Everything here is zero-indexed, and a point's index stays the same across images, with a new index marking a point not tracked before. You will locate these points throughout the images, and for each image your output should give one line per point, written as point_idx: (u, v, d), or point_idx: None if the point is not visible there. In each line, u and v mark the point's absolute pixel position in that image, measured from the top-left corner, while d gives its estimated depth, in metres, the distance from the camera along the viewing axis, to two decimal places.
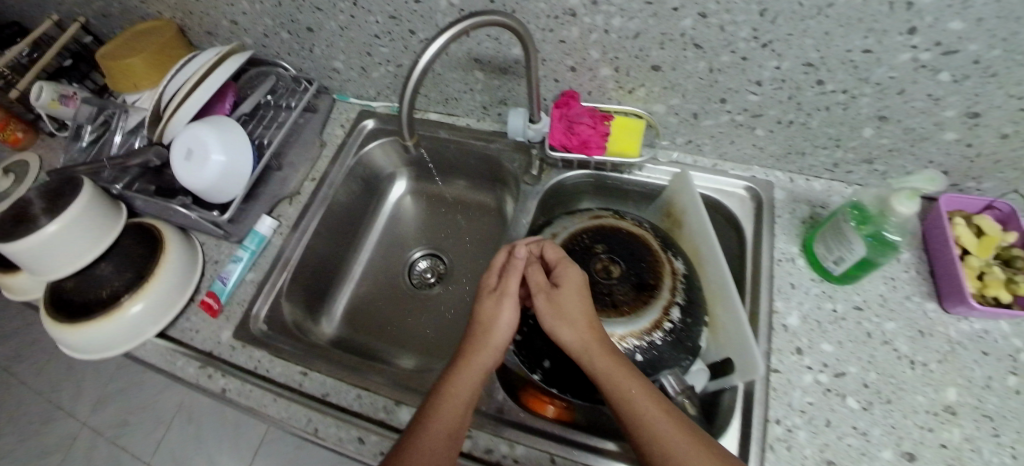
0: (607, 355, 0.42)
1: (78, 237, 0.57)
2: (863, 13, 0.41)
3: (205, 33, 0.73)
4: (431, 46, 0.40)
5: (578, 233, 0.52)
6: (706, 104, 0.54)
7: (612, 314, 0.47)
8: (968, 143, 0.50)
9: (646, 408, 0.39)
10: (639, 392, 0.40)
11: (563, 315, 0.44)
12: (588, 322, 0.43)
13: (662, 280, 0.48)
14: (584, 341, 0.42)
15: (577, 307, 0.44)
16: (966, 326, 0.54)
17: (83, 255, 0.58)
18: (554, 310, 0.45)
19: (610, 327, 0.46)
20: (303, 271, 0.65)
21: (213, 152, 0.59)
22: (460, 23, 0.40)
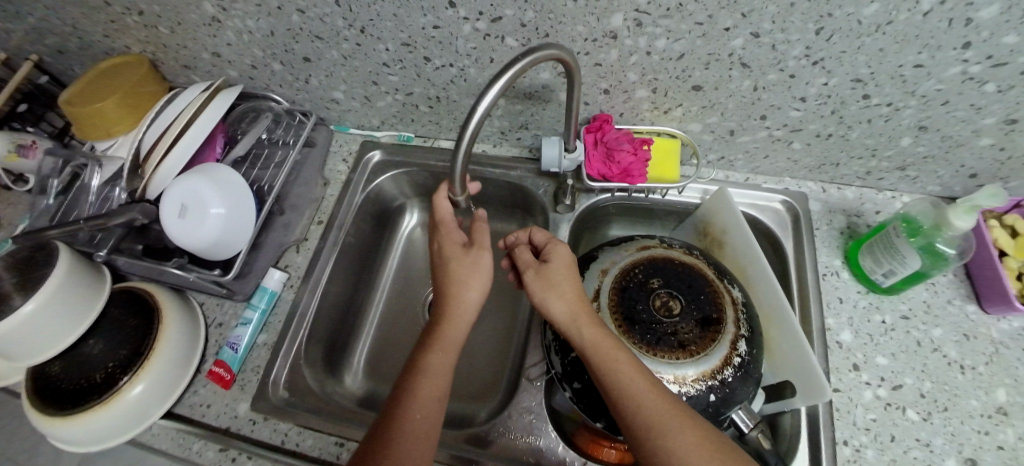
0: (594, 327, 0.44)
1: (62, 315, 0.50)
2: (920, 29, 0.42)
3: (181, 66, 0.66)
4: (487, 94, 0.38)
5: (630, 267, 0.50)
6: (745, 121, 0.53)
7: (681, 354, 0.44)
8: (1002, 148, 0.52)
9: (628, 375, 0.40)
10: (623, 360, 0.41)
11: (552, 286, 0.48)
12: (576, 294, 0.47)
13: (725, 313, 0.46)
14: (573, 311, 0.45)
15: (563, 282, 0.48)
16: (1006, 325, 0.55)
17: (67, 334, 0.51)
18: (545, 283, 0.49)
19: (681, 369, 0.44)
20: (319, 325, 0.59)
21: (210, 204, 0.53)
22: (517, 62, 0.37)
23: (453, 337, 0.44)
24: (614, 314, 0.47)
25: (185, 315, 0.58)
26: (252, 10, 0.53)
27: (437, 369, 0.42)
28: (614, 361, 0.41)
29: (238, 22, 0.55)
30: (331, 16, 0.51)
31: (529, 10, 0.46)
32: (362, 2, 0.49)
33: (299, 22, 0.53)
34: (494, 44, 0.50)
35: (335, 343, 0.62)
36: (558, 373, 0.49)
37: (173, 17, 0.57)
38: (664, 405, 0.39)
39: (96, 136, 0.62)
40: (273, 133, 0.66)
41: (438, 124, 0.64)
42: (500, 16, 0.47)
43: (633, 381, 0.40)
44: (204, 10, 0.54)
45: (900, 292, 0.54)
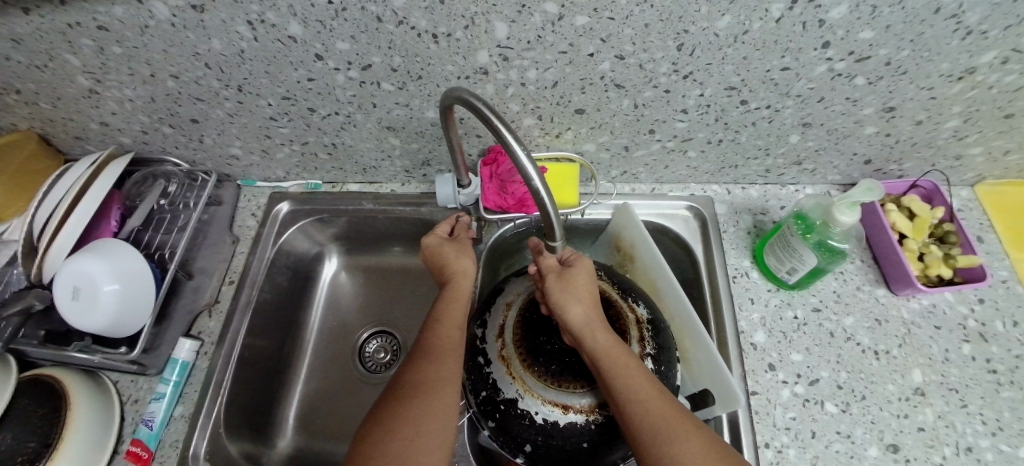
0: (607, 334, 0.43)
1: None
2: (778, 36, 0.42)
3: (73, 138, 0.63)
4: (512, 145, 0.36)
5: (533, 301, 0.49)
6: (636, 136, 0.55)
7: (586, 385, 0.43)
8: (887, 133, 0.54)
9: (636, 386, 0.39)
10: (629, 370, 0.40)
11: (572, 292, 0.45)
12: (592, 301, 0.45)
13: (629, 332, 0.47)
14: (589, 317, 0.44)
15: (583, 291, 0.46)
16: (916, 304, 0.56)
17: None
18: (564, 286, 0.45)
19: (586, 398, 0.43)
20: (240, 387, 0.58)
21: (102, 283, 0.51)
22: (478, 103, 0.37)
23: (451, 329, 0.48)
24: (516, 347, 0.45)
25: (96, 398, 0.55)
26: (127, 79, 0.51)
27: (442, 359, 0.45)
28: (622, 373, 0.39)
29: (116, 92, 0.53)
30: (205, 79, 0.50)
31: (396, 56, 0.45)
32: (231, 63, 0.47)
33: (175, 86, 0.51)
34: (372, 90, 0.49)
35: (256, 403, 0.60)
36: (474, 413, 0.47)
37: (51, 92, 0.54)
38: (663, 416, 0.38)
39: None
40: (172, 195, 0.63)
41: (342, 170, 0.64)
42: (369, 63, 0.46)
43: (635, 394, 0.39)
44: (79, 83, 0.52)
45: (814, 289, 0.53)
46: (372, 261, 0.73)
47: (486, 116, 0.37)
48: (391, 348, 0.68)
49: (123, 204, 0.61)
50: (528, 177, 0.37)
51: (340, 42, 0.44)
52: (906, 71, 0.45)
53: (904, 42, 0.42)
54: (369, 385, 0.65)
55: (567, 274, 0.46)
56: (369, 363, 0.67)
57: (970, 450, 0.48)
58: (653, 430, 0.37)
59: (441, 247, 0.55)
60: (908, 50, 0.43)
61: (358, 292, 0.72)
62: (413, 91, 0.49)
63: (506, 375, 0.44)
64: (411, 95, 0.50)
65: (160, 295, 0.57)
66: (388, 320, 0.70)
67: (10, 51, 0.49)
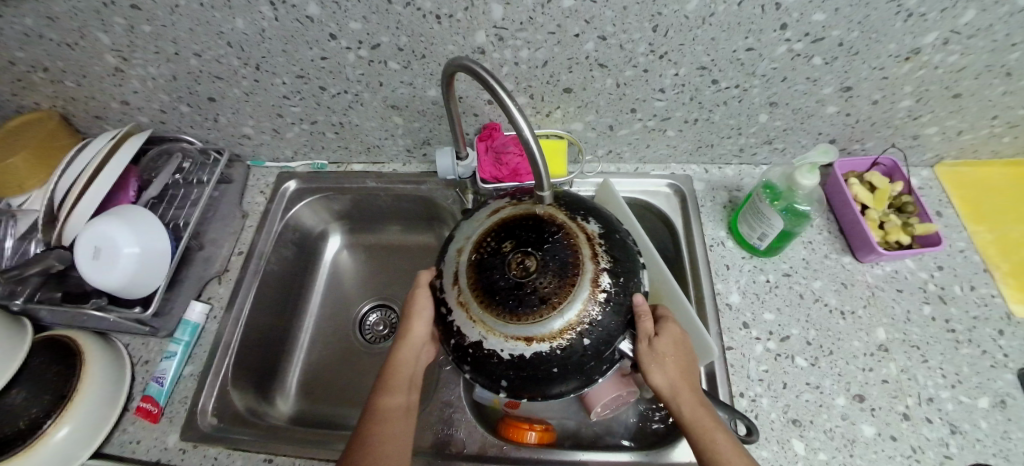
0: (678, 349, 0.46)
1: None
2: (740, 18, 0.48)
3: (93, 117, 0.67)
4: (507, 101, 0.40)
5: (481, 237, 0.41)
6: (620, 115, 0.60)
7: (547, 314, 0.36)
8: (846, 113, 0.59)
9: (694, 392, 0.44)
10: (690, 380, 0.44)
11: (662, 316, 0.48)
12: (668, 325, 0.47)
13: (580, 251, 0.39)
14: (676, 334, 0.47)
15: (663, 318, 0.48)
16: (879, 270, 0.61)
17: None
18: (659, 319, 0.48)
19: (549, 326, 0.36)
20: (247, 350, 0.61)
21: (124, 245, 0.54)
22: (478, 68, 0.42)
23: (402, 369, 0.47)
24: (472, 290, 0.39)
25: (108, 358, 0.57)
26: (153, 58, 0.56)
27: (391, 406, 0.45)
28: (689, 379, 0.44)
29: (141, 70, 0.58)
30: (227, 57, 0.55)
31: (403, 36, 0.50)
32: (253, 42, 0.52)
33: (198, 64, 0.56)
34: (379, 69, 0.54)
35: (262, 367, 0.63)
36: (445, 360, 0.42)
37: (79, 70, 0.58)
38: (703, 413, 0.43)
39: (9, 192, 0.62)
40: (186, 170, 0.67)
41: (348, 149, 0.68)
42: (378, 43, 0.51)
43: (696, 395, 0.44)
44: (107, 62, 0.57)
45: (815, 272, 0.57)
46: (374, 240, 0.77)
47: (485, 80, 0.41)
48: (390, 321, 0.71)
49: (141, 177, 0.65)
50: (526, 140, 0.40)
51: (353, 22, 0.49)
52: (856, 52, 0.51)
53: (851, 24, 0.48)
54: (369, 354, 0.68)
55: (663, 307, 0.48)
56: (368, 335, 0.70)
57: (931, 400, 0.52)
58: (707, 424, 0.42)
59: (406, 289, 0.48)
60: (855, 31, 0.48)
61: (360, 269, 0.76)
62: (417, 69, 0.54)
63: (465, 319, 0.38)
64: (415, 74, 0.55)
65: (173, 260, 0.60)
66: (387, 295, 0.74)
67: (46, 30, 0.53)
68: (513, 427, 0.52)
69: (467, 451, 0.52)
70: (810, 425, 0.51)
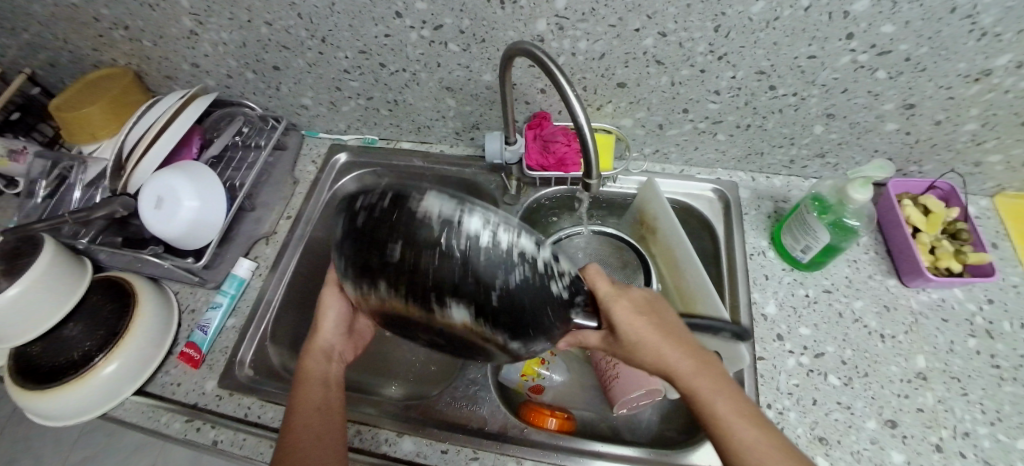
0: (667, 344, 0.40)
1: (64, 272, 0.55)
2: (806, 24, 0.47)
3: (163, 77, 0.71)
4: (565, 87, 0.41)
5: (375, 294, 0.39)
6: (670, 115, 0.60)
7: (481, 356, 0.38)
8: (907, 131, 0.57)
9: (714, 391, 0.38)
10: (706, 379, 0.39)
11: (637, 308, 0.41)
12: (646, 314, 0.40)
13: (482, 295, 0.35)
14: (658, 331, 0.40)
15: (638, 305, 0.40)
16: (926, 296, 0.59)
17: (65, 303, 0.55)
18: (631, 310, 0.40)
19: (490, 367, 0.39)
20: (286, 311, 0.64)
21: (184, 198, 0.58)
22: (537, 52, 0.43)
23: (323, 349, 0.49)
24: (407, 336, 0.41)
25: (159, 302, 0.61)
26: (225, 23, 0.58)
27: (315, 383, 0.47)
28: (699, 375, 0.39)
29: (212, 34, 0.60)
30: (294, 28, 0.57)
31: (465, 18, 0.51)
32: (320, 14, 0.54)
33: (266, 33, 0.58)
34: (439, 50, 0.56)
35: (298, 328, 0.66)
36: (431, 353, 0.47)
37: (156, 31, 0.62)
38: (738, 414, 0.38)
39: (82, 141, 0.67)
40: (246, 134, 0.71)
41: (398, 127, 0.70)
42: (441, 24, 0.53)
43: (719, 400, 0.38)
44: (182, 24, 0.60)
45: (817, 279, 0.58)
46: None
47: (545, 66, 0.43)
48: None
49: (203, 136, 0.69)
50: (581, 131, 0.42)
51: (419, 1, 0.50)
52: (925, 68, 0.49)
53: (922, 39, 0.46)
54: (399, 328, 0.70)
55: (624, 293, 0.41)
56: None
57: (968, 434, 0.51)
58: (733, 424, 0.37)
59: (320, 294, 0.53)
60: (926, 47, 0.47)
61: None
62: (475, 53, 0.55)
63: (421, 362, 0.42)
64: (472, 57, 0.56)
65: (226, 218, 0.63)
66: None
67: None
68: (535, 411, 0.54)
69: (488, 429, 0.53)
70: (837, 444, 0.50)
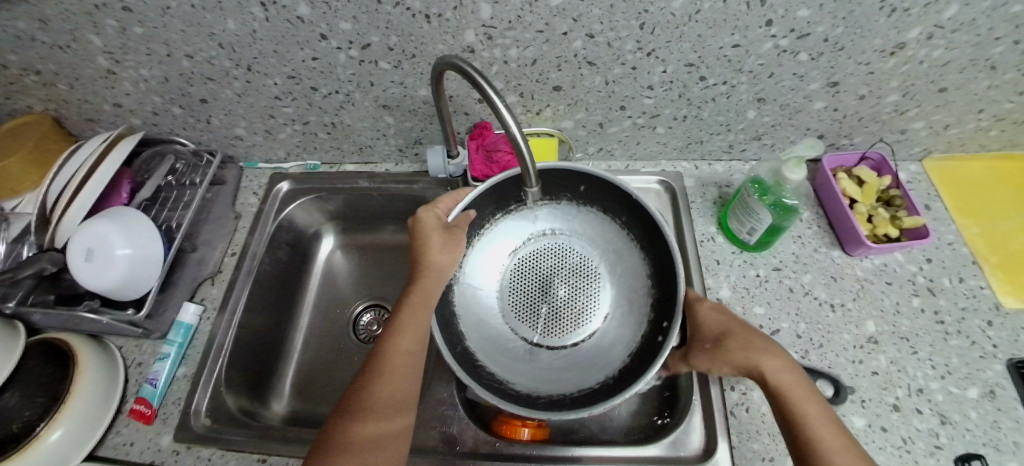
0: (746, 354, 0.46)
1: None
2: (726, 15, 0.48)
3: (85, 120, 0.67)
4: (492, 97, 0.40)
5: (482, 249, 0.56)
6: (609, 113, 0.61)
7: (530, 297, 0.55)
8: (834, 109, 0.60)
9: (798, 395, 0.43)
10: (788, 382, 0.43)
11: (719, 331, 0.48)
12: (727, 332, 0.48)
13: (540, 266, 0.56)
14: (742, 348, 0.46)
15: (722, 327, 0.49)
16: (868, 263, 0.62)
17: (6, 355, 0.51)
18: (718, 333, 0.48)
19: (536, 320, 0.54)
20: (240, 352, 0.61)
21: (115, 246, 0.54)
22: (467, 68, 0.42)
23: (416, 315, 0.48)
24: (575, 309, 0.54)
25: (103, 359, 0.57)
26: (145, 60, 0.56)
27: (400, 355, 0.47)
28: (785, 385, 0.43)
29: (133, 72, 0.58)
30: (218, 58, 0.55)
31: (393, 35, 0.51)
32: (243, 43, 0.53)
33: (190, 66, 0.56)
34: (370, 69, 0.55)
35: (256, 368, 0.63)
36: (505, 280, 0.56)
37: (71, 73, 0.59)
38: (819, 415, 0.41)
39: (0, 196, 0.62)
40: (179, 171, 0.68)
41: (341, 150, 0.69)
42: (369, 43, 0.52)
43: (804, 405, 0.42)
44: (99, 64, 0.57)
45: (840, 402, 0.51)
46: (367, 240, 0.77)
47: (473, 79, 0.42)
48: (383, 320, 0.72)
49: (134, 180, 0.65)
50: (514, 139, 0.41)
51: (343, 22, 0.50)
52: (842, 48, 0.52)
53: (837, 20, 0.48)
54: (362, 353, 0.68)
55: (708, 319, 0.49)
56: (363, 334, 0.70)
57: (922, 391, 0.53)
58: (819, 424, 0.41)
59: (431, 232, 0.52)
60: (841, 27, 0.49)
61: (353, 269, 0.76)
62: (407, 69, 0.55)
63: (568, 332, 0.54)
64: (406, 73, 0.55)
65: (165, 262, 0.60)
66: (380, 294, 0.74)
67: (37, 32, 0.53)
68: (507, 423, 0.52)
69: (460, 448, 0.52)
70: None
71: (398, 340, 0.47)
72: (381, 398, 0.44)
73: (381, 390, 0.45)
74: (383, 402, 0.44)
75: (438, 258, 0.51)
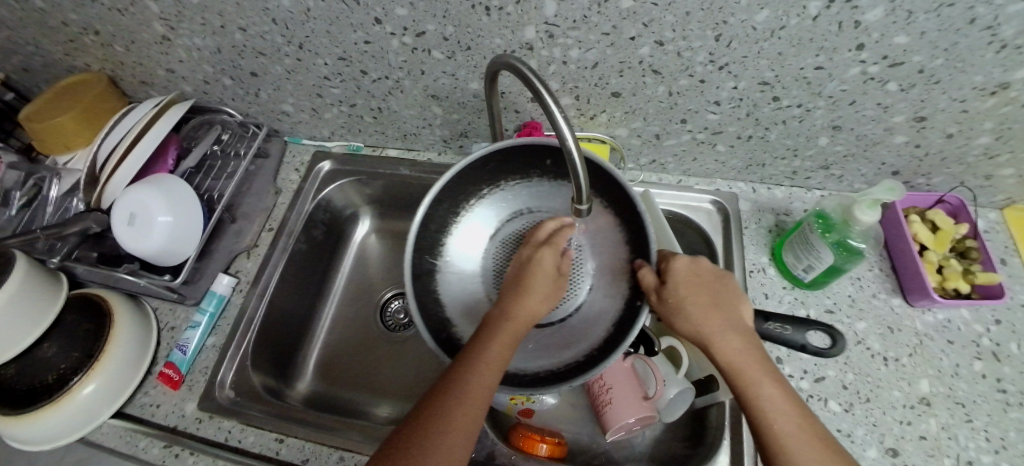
0: (716, 325, 0.41)
1: (41, 271, 0.53)
2: (813, 34, 0.43)
3: (139, 82, 0.68)
4: (547, 102, 0.36)
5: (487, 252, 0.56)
6: (668, 125, 0.57)
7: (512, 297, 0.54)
8: (917, 145, 0.54)
9: (763, 379, 0.38)
10: (749, 358, 0.39)
11: (684, 302, 0.43)
12: (711, 310, 0.42)
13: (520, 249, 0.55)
14: (709, 328, 0.41)
15: (691, 292, 0.43)
16: (931, 317, 0.57)
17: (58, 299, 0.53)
18: (677, 303, 0.43)
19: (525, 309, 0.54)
20: (268, 328, 0.61)
21: (157, 213, 0.55)
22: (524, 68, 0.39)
23: (504, 347, 0.42)
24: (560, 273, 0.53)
25: (136, 319, 0.58)
26: (198, 29, 0.55)
27: (481, 384, 0.39)
28: (753, 368, 0.39)
29: (186, 39, 0.57)
30: (270, 34, 0.54)
31: (449, 25, 0.48)
32: (296, 20, 0.51)
33: (241, 39, 0.55)
34: (422, 57, 0.53)
35: (285, 346, 0.64)
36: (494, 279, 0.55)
37: (128, 36, 0.59)
38: (792, 408, 0.36)
39: (54, 151, 0.64)
40: (224, 142, 0.68)
41: (384, 135, 0.68)
42: (423, 31, 0.49)
43: (777, 400, 0.37)
44: (154, 29, 0.57)
45: (834, 355, 0.51)
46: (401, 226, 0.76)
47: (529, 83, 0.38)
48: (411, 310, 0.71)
49: (180, 146, 0.66)
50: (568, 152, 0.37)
51: (400, 8, 0.47)
52: (938, 81, 0.46)
53: (938, 51, 0.43)
54: (387, 341, 0.68)
55: (676, 281, 0.44)
56: (389, 322, 0.70)
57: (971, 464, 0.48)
58: (777, 413, 0.36)
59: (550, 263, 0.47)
60: (941, 59, 0.44)
61: (386, 255, 0.75)
62: (461, 61, 0.52)
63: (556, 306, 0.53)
64: (458, 65, 0.53)
65: (204, 233, 0.61)
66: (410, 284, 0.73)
67: None
68: (525, 437, 0.51)
69: (475, 455, 0.51)
70: None
71: (485, 366, 0.40)
72: (448, 430, 0.36)
73: (448, 418, 0.37)
74: (450, 435, 0.36)
75: (541, 291, 0.45)
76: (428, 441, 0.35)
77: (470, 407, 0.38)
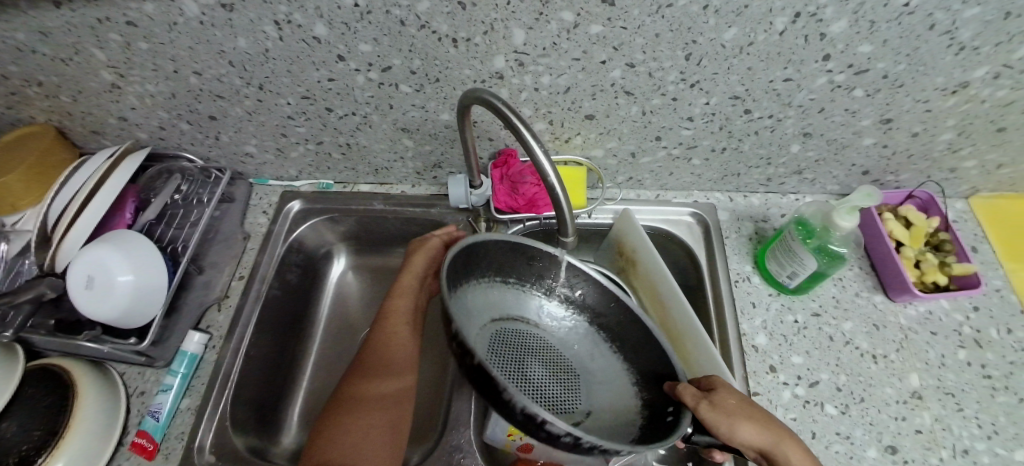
0: (773, 430, 0.39)
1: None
2: (781, 48, 0.44)
3: (90, 132, 0.64)
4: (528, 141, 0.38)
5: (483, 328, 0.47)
6: (643, 143, 0.57)
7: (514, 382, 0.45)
8: (884, 145, 0.56)
9: None
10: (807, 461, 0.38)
11: (736, 411, 0.38)
12: (758, 415, 0.39)
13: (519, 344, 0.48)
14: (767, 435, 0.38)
15: (739, 399, 0.40)
16: (913, 311, 0.58)
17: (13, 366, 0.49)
18: (727, 413, 0.38)
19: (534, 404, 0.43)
20: (246, 382, 0.58)
21: (117, 273, 0.52)
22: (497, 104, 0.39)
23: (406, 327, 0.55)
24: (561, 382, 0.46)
25: (105, 389, 0.54)
26: (150, 75, 0.52)
27: (383, 379, 0.50)
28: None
29: (137, 87, 0.54)
30: (228, 76, 0.51)
31: (416, 59, 0.47)
32: (255, 62, 0.49)
33: (198, 83, 0.53)
34: (390, 92, 0.51)
35: (263, 399, 0.60)
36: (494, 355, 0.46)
37: (74, 85, 0.55)
38: None
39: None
40: (186, 191, 0.65)
41: (355, 170, 0.66)
42: (389, 65, 0.48)
43: None
44: (103, 78, 0.53)
45: None
46: (380, 262, 0.74)
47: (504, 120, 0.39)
48: None
49: (139, 198, 0.62)
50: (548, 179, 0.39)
51: (363, 43, 0.46)
52: (902, 85, 0.47)
53: (900, 56, 0.44)
54: None
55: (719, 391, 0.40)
56: None
57: (967, 452, 0.49)
58: None
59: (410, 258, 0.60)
60: (904, 63, 0.45)
61: (366, 293, 0.73)
62: (430, 93, 0.51)
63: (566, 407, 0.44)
64: (428, 97, 0.52)
65: (170, 288, 0.57)
66: None
67: (38, 44, 0.50)
68: None
69: None
70: None
71: (386, 362, 0.52)
72: (357, 421, 0.47)
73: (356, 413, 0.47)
74: (355, 427, 0.46)
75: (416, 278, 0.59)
76: (339, 439, 0.45)
77: (379, 397, 0.49)
